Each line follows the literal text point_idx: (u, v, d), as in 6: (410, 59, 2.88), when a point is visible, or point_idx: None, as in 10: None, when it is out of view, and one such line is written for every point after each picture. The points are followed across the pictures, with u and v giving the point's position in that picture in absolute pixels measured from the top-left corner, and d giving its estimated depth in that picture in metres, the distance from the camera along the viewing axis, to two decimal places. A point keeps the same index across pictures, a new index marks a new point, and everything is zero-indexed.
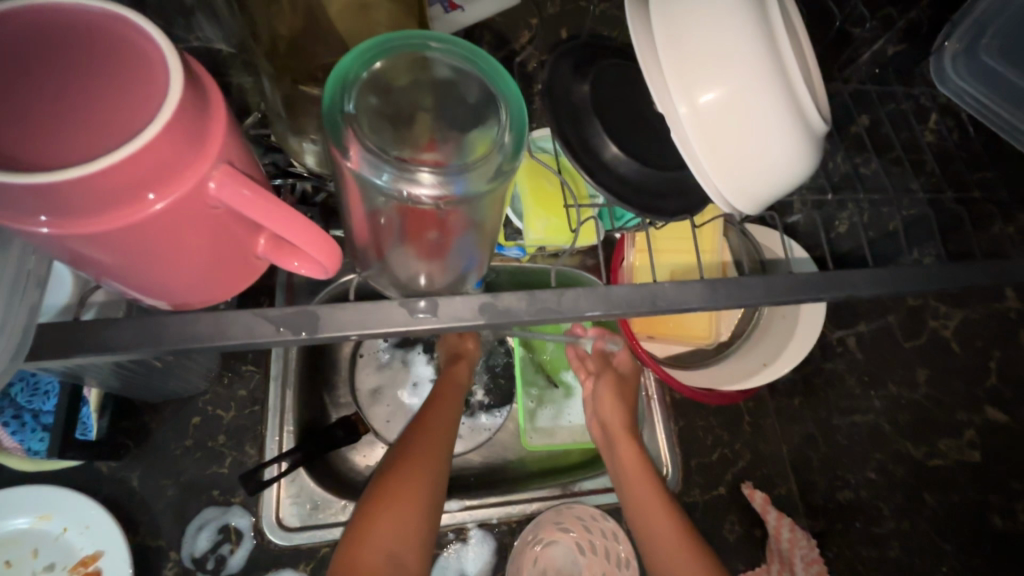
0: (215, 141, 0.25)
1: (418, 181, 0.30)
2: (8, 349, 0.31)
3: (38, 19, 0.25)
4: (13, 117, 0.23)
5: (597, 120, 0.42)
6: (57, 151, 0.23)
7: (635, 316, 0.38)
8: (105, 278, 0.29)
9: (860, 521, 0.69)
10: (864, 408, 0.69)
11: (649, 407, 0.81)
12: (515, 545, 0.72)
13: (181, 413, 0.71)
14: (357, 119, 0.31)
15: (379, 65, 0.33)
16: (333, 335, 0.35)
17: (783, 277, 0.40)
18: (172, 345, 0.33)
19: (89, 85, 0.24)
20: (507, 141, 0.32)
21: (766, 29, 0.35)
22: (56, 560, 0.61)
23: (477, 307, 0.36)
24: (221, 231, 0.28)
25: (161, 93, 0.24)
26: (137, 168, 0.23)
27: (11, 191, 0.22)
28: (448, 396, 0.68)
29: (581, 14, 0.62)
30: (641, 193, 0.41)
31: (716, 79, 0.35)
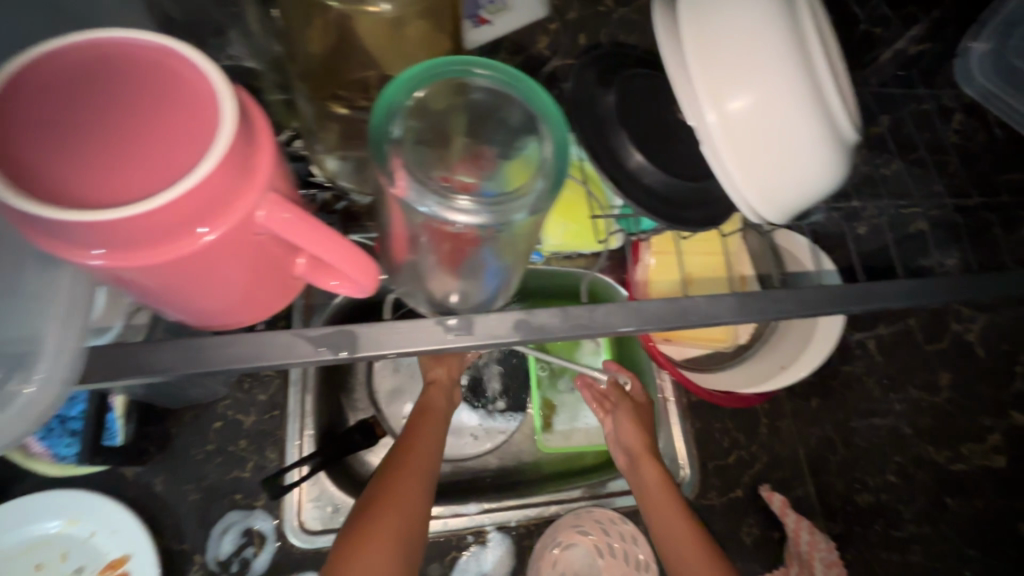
0: (261, 171, 0.26)
1: (459, 210, 0.30)
2: (65, 372, 0.32)
3: (91, 57, 0.25)
4: (68, 153, 0.23)
5: (623, 130, 0.41)
6: (114, 188, 0.23)
7: (667, 330, 0.38)
8: (149, 302, 0.29)
9: (880, 523, 0.69)
10: (884, 410, 0.69)
11: (666, 410, 0.81)
12: (535, 548, 0.73)
13: (201, 418, 0.72)
14: (402, 144, 0.32)
15: (425, 91, 0.33)
16: (372, 354, 0.35)
17: (813, 290, 0.41)
18: (216, 366, 0.34)
19: (141, 119, 0.24)
20: (548, 167, 0.32)
21: (801, 43, 0.35)
22: (85, 564, 0.62)
23: (511, 324, 0.36)
24: (264, 256, 0.28)
25: (213, 127, 0.24)
26: (191, 203, 0.23)
27: (70, 228, 0.23)
28: (431, 426, 0.65)
29: (600, 19, 0.61)
30: (669, 204, 0.41)
31: (752, 94, 0.35)
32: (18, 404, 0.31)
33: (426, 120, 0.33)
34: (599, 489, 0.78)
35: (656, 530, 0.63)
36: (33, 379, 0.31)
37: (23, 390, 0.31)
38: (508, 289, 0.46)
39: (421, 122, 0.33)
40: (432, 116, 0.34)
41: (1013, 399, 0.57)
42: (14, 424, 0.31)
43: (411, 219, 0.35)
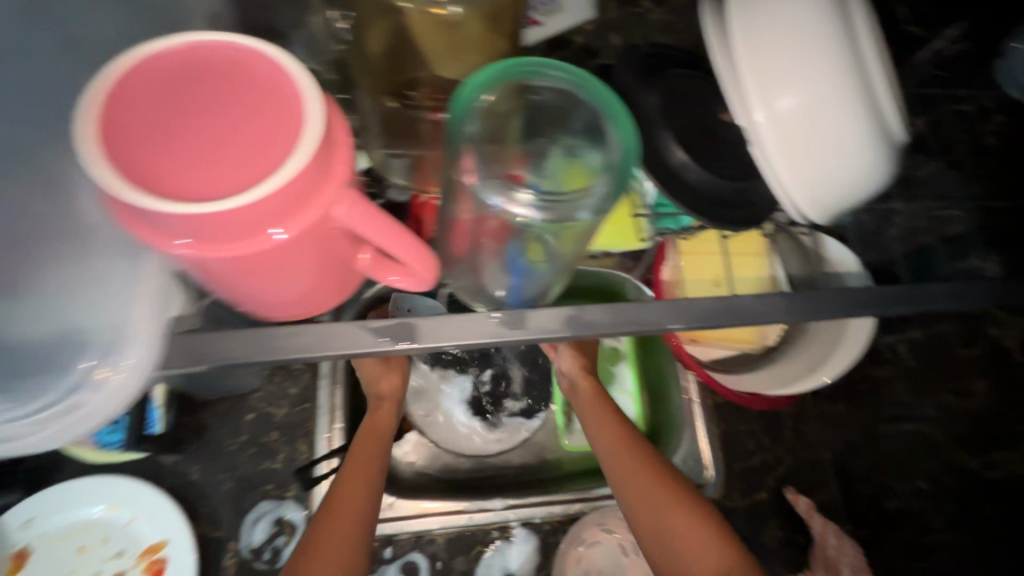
0: (340, 169, 0.27)
1: (521, 207, 0.31)
2: (152, 356, 0.34)
3: (186, 58, 0.26)
4: (164, 148, 0.25)
5: (668, 129, 0.42)
6: (211, 182, 0.24)
7: (713, 327, 0.39)
8: (223, 292, 0.31)
9: (909, 530, 0.69)
10: (913, 415, 0.70)
11: (690, 410, 0.81)
12: (560, 546, 0.73)
13: (235, 410, 0.73)
14: (474, 143, 0.33)
15: (498, 91, 0.34)
16: (431, 346, 0.36)
17: (856, 291, 0.41)
18: (282, 355, 0.35)
19: (232, 117, 0.25)
20: (614, 166, 0.33)
21: (857, 45, 0.35)
22: (125, 548, 0.64)
23: (563, 319, 0.37)
24: (334, 251, 0.29)
25: (300, 126, 0.25)
26: (280, 199, 0.25)
27: (168, 221, 0.24)
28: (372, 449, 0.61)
29: (637, 19, 0.62)
30: (712, 203, 0.41)
31: (809, 93, 0.35)
32: (110, 387, 0.34)
33: (495, 120, 0.35)
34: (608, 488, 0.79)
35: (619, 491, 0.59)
36: (123, 366, 0.34)
37: (117, 374, 0.33)
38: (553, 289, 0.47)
39: (491, 122, 0.34)
40: (499, 116, 0.35)
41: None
42: (108, 404, 0.34)
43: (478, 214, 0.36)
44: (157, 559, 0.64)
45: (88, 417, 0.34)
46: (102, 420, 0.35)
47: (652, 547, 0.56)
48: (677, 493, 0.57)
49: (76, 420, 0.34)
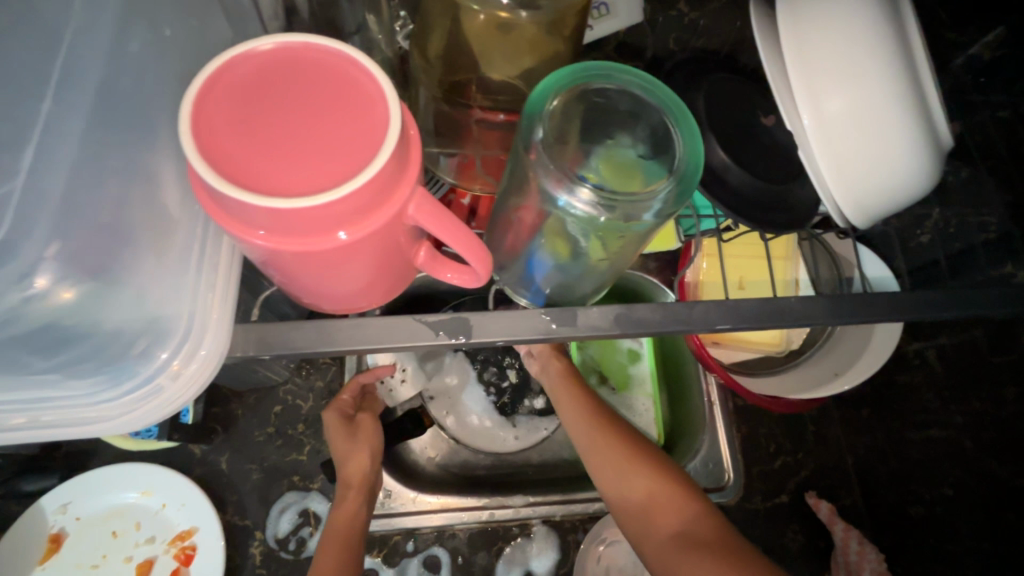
0: (413, 169, 0.28)
1: (582, 203, 0.33)
2: (222, 345, 0.37)
3: (274, 57, 0.27)
4: (251, 142, 0.25)
5: (711, 129, 0.42)
6: (295, 176, 0.25)
7: (759, 329, 0.39)
8: (287, 284, 0.32)
9: (934, 538, 0.69)
10: (943, 422, 0.69)
11: (711, 413, 0.81)
12: (580, 545, 0.74)
13: (263, 401, 0.75)
14: (542, 144, 0.34)
15: (566, 95, 0.35)
16: (483, 341, 0.37)
17: (902, 294, 0.41)
18: (340, 348, 0.36)
19: (316, 114, 0.26)
20: (679, 169, 0.33)
21: (912, 52, 0.36)
22: (156, 534, 0.66)
23: (612, 317, 0.38)
24: (394, 249, 0.30)
25: (382, 126, 0.26)
26: (361, 197, 0.25)
27: (252, 213, 0.25)
28: (341, 551, 0.60)
29: (672, 21, 0.62)
30: (755, 204, 0.41)
31: (868, 95, 0.35)
32: (189, 372, 0.36)
33: (561, 122, 0.35)
34: None
35: (590, 464, 0.64)
36: (199, 353, 0.36)
37: (192, 361, 0.36)
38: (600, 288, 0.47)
39: (558, 124, 0.35)
40: (564, 118, 0.35)
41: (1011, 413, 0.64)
42: (186, 390, 0.36)
43: (541, 208, 0.37)
44: (186, 546, 0.65)
45: (167, 402, 0.36)
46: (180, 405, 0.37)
47: (623, 513, 0.60)
48: (642, 461, 0.62)
49: (157, 404, 0.36)
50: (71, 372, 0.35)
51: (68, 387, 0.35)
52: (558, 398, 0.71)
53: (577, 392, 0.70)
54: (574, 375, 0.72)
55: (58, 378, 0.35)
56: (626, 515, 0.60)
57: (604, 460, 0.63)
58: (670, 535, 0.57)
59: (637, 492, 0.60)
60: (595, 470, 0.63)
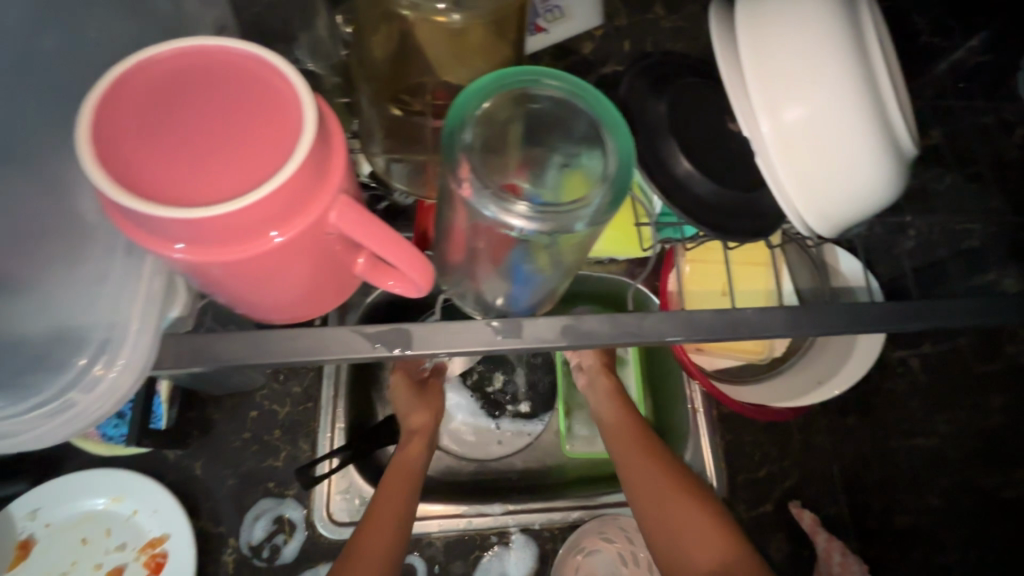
0: (335, 174, 0.28)
1: (517, 217, 0.32)
2: (142, 357, 0.36)
3: (184, 64, 0.28)
4: (162, 152, 0.26)
5: (673, 137, 0.41)
6: (206, 185, 0.25)
7: (714, 340, 0.39)
8: (222, 295, 0.32)
9: (919, 549, 0.68)
10: (926, 431, 0.68)
11: (694, 421, 0.82)
12: (558, 553, 0.73)
13: (240, 406, 0.74)
14: (473, 155, 0.33)
15: (495, 99, 0.35)
16: (424, 352, 0.37)
17: (867, 306, 0.40)
18: (279, 359, 0.36)
19: (230, 121, 0.27)
20: (612, 176, 0.32)
21: (870, 59, 0.35)
22: (126, 541, 0.65)
23: (559, 328, 0.37)
24: (327, 255, 0.31)
25: (296, 131, 0.26)
26: (276, 203, 0.26)
27: (165, 224, 0.25)
28: (404, 476, 0.66)
29: (648, 26, 0.62)
30: (717, 212, 0.40)
31: (820, 104, 0.35)
32: (102, 387, 0.35)
33: (494, 130, 0.34)
34: (594, 498, 0.78)
35: (628, 484, 0.65)
36: (116, 364, 0.35)
37: (107, 373, 0.35)
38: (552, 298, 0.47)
39: (486, 130, 0.35)
40: (497, 125, 0.35)
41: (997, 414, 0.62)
42: (97, 406, 0.35)
43: (473, 222, 0.36)
44: (157, 553, 0.65)
45: (76, 418, 0.35)
46: (91, 421, 0.36)
47: (656, 533, 0.61)
48: (688, 493, 0.62)
49: (64, 421, 0.35)
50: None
51: None
52: (601, 415, 0.72)
53: (620, 411, 0.72)
54: (623, 392, 0.74)
55: None
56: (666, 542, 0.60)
57: (645, 483, 0.64)
58: (706, 572, 0.57)
59: (681, 524, 0.60)
60: (634, 493, 0.64)
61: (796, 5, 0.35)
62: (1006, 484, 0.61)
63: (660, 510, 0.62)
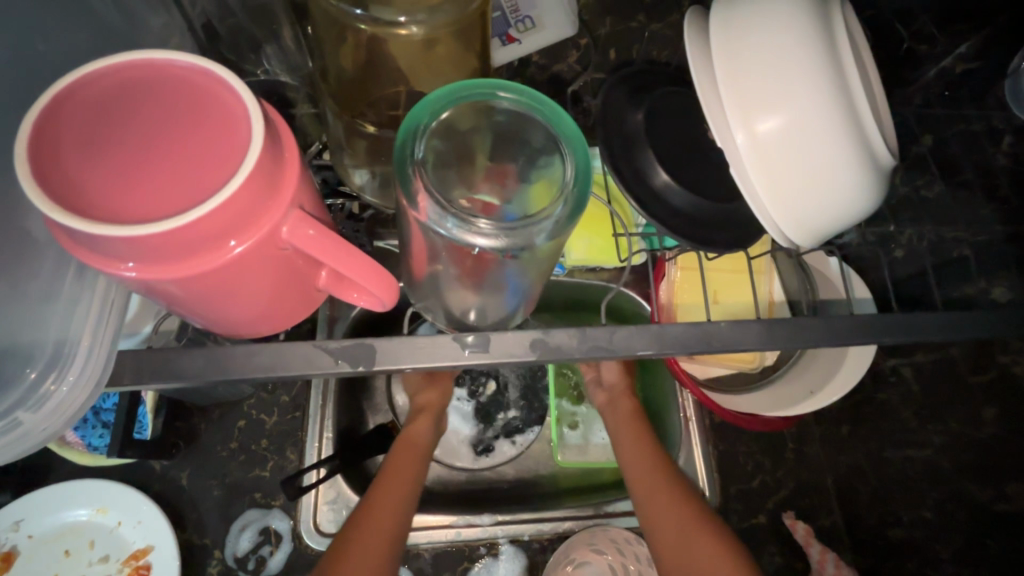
0: (287, 187, 0.28)
1: (480, 234, 0.32)
2: (94, 374, 0.36)
3: (132, 78, 0.28)
4: (108, 169, 0.26)
5: (650, 148, 0.41)
6: (151, 201, 0.25)
7: (688, 354, 0.38)
8: (182, 311, 0.32)
9: (914, 562, 0.67)
10: (920, 443, 0.67)
11: (687, 428, 0.83)
12: (547, 564, 0.72)
13: (226, 416, 0.74)
14: (428, 170, 0.33)
15: (454, 110, 0.35)
16: (388, 367, 0.36)
17: (844, 319, 0.40)
18: (243, 375, 0.36)
19: (176, 135, 0.27)
20: (569, 189, 0.33)
21: (842, 68, 0.35)
22: (110, 553, 0.64)
23: (528, 343, 0.37)
24: (288, 268, 0.31)
25: (243, 144, 0.26)
26: (224, 217, 0.26)
27: (110, 242, 0.25)
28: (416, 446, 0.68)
29: (631, 35, 0.62)
30: (694, 224, 0.40)
31: (786, 115, 0.34)
32: (52, 404, 0.35)
33: (449, 145, 0.35)
34: (605, 507, 0.77)
35: (640, 499, 0.64)
36: (66, 380, 0.35)
37: (58, 390, 0.35)
38: (527, 306, 0.48)
39: (444, 142, 0.35)
40: (454, 139, 0.35)
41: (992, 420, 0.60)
42: (47, 424, 0.35)
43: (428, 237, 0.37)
44: (141, 565, 0.64)
45: (26, 435, 0.35)
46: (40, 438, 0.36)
47: (667, 553, 0.59)
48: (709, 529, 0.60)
49: (12, 439, 0.35)
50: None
51: None
52: (618, 431, 0.72)
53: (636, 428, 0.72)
54: (642, 413, 0.74)
55: None
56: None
57: (662, 509, 0.62)
58: None
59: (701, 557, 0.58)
60: (647, 518, 0.63)
61: (762, 16, 0.36)
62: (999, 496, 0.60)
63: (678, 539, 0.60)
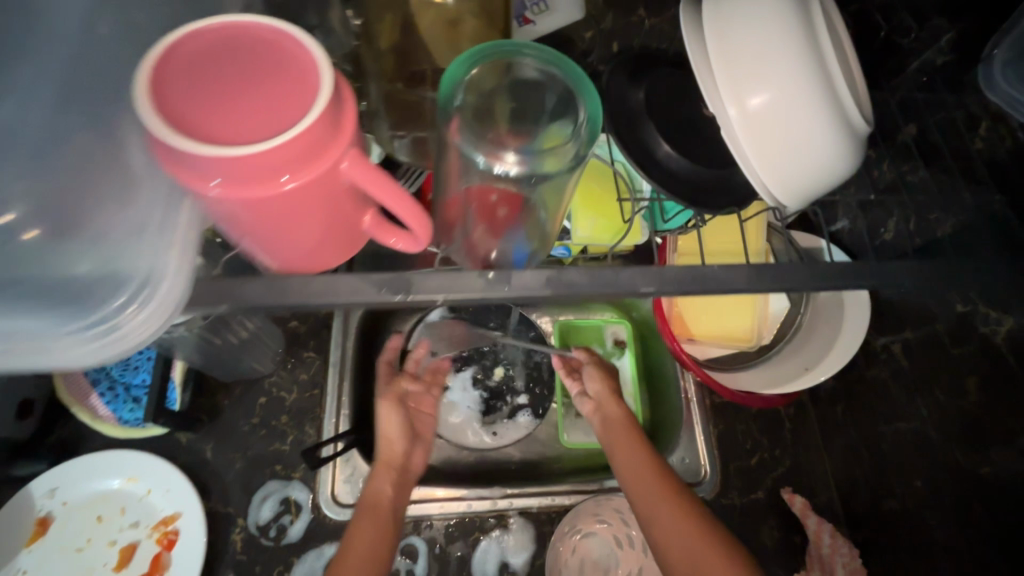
0: (348, 128, 0.32)
1: (509, 163, 0.40)
2: (181, 290, 0.38)
3: (221, 33, 0.32)
4: (202, 104, 0.30)
5: (650, 122, 0.45)
6: (240, 132, 0.30)
7: (684, 294, 0.42)
8: (247, 240, 0.36)
9: (907, 531, 0.70)
10: (910, 416, 0.70)
11: (688, 409, 0.86)
12: (554, 534, 0.75)
13: (249, 393, 0.77)
14: (465, 114, 0.41)
15: (481, 67, 0.42)
16: (424, 296, 0.40)
17: (828, 265, 0.44)
18: (297, 300, 0.40)
19: (259, 81, 0.31)
20: (583, 126, 0.40)
21: (820, 50, 0.39)
22: (140, 519, 0.68)
23: (544, 279, 0.41)
24: (341, 204, 0.35)
25: (316, 89, 0.31)
26: (298, 148, 0.30)
27: (203, 162, 0.29)
28: (378, 517, 0.63)
29: (633, 29, 0.67)
30: (691, 186, 0.44)
31: (774, 82, 0.39)
32: (147, 313, 0.37)
33: (482, 93, 0.42)
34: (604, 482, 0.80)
35: (645, 523, 0.65)
36: (158, 294, 0.38)
37: (150, 303, 0.38)
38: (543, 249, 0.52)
39: (477, 90, 0.42)
40: (484, 87, 0.42)
41: (975, 387, 0.62)
42: (140, 331, 0.37)
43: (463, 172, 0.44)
44: (170, 530, 0.67)
45: (119, 341, 0.37)
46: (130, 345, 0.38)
47: None
48: (732, 553, 0.60)
49: (106, 345, 0.37)
50: (22, 304, 0.36)
51: (26, 320, 0.36)
52: (612, 446, 0.73)
53: (631, 440, 0.73)
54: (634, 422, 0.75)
55: (19, 311, 0.36)
56: None
57: (671, 533, 0.63)
58: None
59: None
60: (662, 550, 0.63)
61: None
62: (982, 461, 0.62)
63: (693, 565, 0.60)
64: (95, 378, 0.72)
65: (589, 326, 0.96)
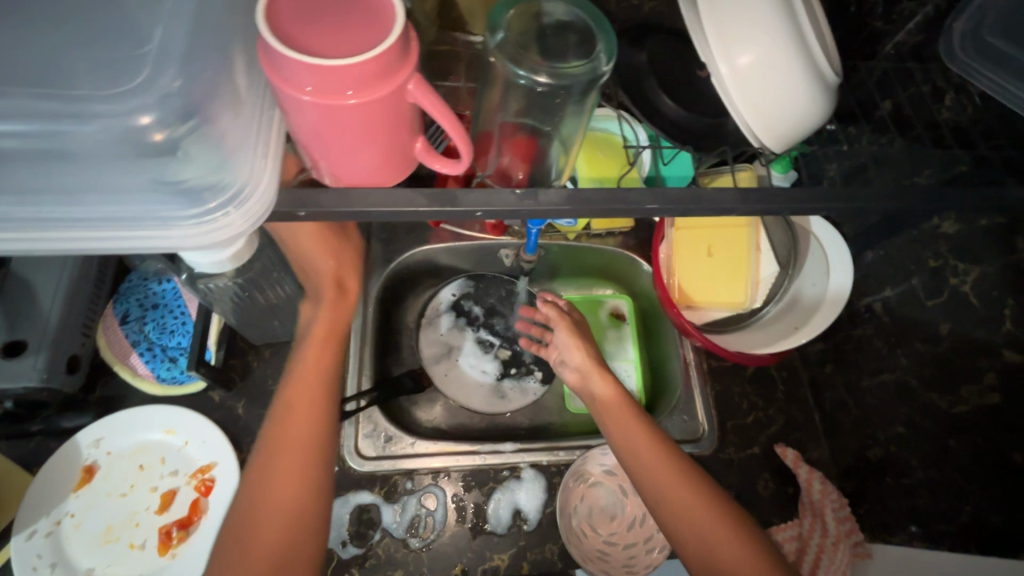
0: (414, 57, 0.40)
1: (541, 77, 0.48)
2: (270, 193, 0.47)
3: None
4: (301, 28, 0.38)
5: (654, 82, 0.55)
6: (332, 51, 0.38)
7: (686, 211, 0.51)
8: (320, 149, 0.45)
9: (891, 476, 0.75)
10: (892, 367, 0.76)
11: (687, 372, 0.91)
12: (563, 483, 0.80)
13: (276, 354, 0.83)
14: (504, 44, 0.49)
15: (516, 11, 0.50)
16: (466, 208, 0.48)
17: (804, 196, 0.53)
18: (358, 208, 0.47)
19: (344, 15, 0.39)
20: (602, 46, 0.47)
21: (796, 13, 0.46)
22: (179, 468, 0.73)
23: (566, 196, 0.50)
24: (399, 122, 0.43)
25: (391, 22, 0.39)
26: (376, 65, 0.38)
27: (304, 71, 0.37)
28: (318, 393, 0.66)
29: (634, 11, 0.73)
30: (686, 133, 0.54)
31: (758, 31, 0.45)
32: (246, 209, 0.46)
33: (520, 27, 0.50)
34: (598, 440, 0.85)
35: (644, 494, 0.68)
36: (255, 192, 0.46)
37: (249, 199, 0.46)
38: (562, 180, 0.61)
39: (514, 25, 0.50)
40: (521, 22, 0.50)
41: (949, 335, 0.69)
42: (238, 222, 0.46)
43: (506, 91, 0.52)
44: (207, 478, 0.72)
45: (222, 227, 0.46)
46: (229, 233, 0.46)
47: (676, 526, 0.65)
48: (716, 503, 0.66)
49: (212, 230, 0.46)
50: (154, 194, 0.46)
51: (158, 207, 0.46)
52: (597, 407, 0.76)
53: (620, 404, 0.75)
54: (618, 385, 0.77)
55: (154, 200, 0.46)
56: (695, 553, 0.63)
57: (658, 481, 0.67)
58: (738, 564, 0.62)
59: (708, 528, 0.64)
60: (651, 496, 0.67)
61: None
62: (955, 402, 0.69)
63: (676, 505, 0.66)
64: (135, 340, 0.79)
65: (591, 296, 1.04)
